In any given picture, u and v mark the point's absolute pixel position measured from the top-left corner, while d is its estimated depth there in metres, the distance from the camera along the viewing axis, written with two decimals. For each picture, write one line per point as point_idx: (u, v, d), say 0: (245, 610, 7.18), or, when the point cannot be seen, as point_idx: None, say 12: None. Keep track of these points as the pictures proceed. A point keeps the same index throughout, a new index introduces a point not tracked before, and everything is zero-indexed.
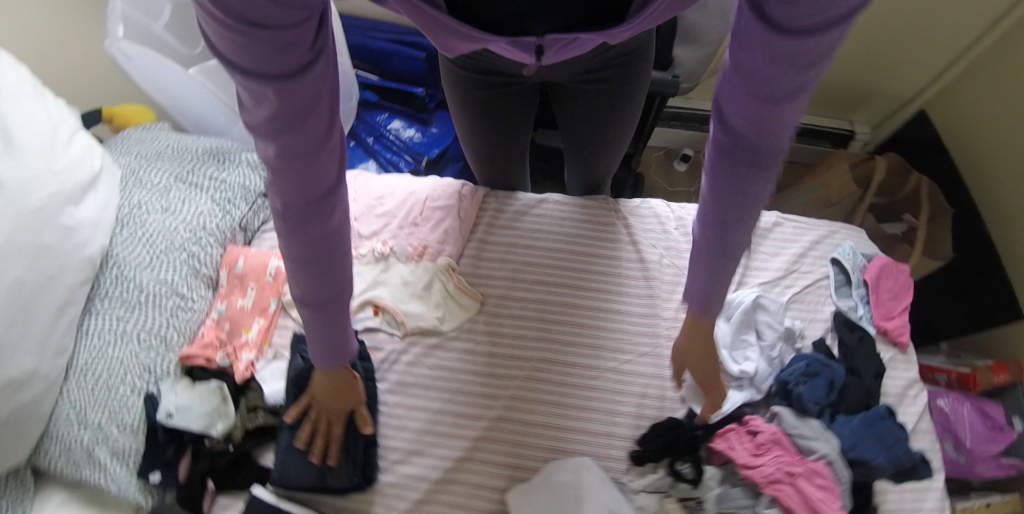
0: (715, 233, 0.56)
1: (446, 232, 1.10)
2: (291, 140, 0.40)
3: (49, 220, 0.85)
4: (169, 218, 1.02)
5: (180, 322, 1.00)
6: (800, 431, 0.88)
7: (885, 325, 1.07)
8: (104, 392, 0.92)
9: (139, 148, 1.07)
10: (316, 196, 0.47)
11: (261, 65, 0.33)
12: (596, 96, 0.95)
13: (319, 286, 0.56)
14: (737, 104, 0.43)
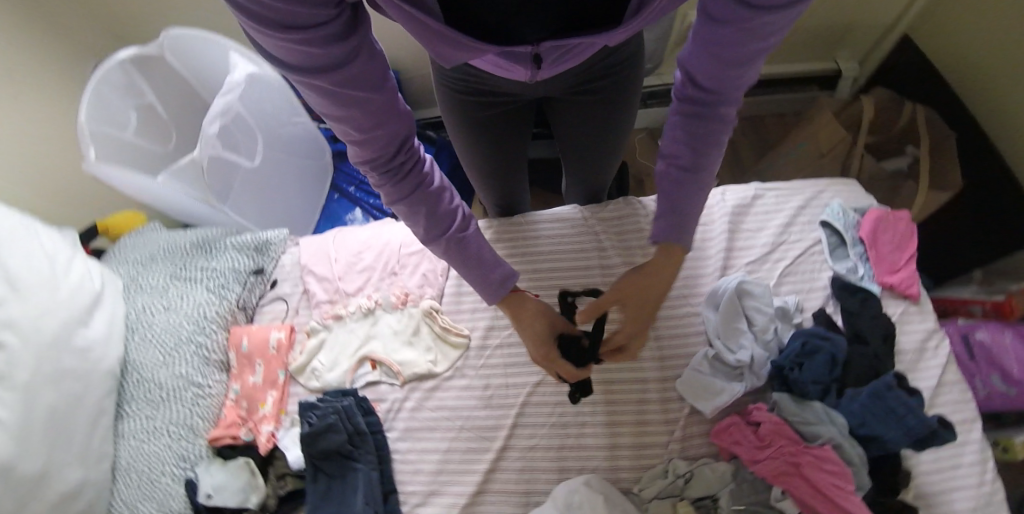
0: (688, 152, 0.61)
1: (424, 275, 1.15)
2: (361, 112, 0.48)
3: (69, 345, 0.91)
4: (172, 316, 1.09)
5: (202, 409, 1.05)
6: (802, 417, 0.88)
7: (889, 280, 1.02)
8: (148, 486, 0.98)
9: (135, 255, 1.15)
10: (394, 151, 0.55)
11: (308, 60, 0.41)
12: (590, 106, 0.91)
13: (432, 216, 0.62)
14: (728, 34, 0.47)
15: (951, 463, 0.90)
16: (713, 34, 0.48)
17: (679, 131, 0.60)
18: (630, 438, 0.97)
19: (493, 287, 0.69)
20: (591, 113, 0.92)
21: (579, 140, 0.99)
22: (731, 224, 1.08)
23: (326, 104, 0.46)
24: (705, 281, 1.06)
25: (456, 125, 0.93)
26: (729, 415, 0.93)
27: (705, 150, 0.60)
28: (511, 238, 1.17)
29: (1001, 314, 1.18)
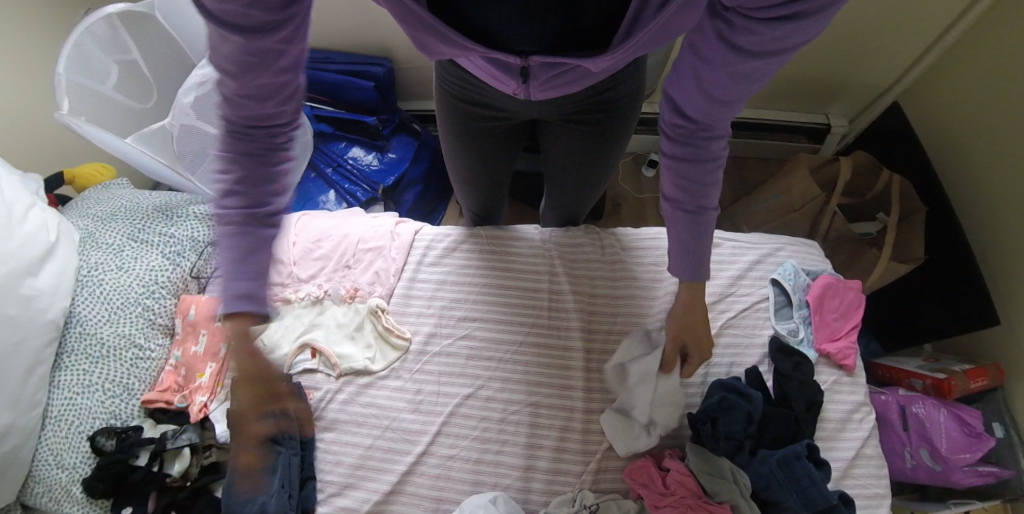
0: (687, 180, 0.62)
1: (376, 273, 1.17)
2: (249, 76, 0.44)
3: (10, 289, 0.89)
4: (123, 276, 1.07)
5: (140, 371, 1.07)
6: (706, 471, 0.93)
7: (828, 347, 1.03)
8: (75, 437, 0.98)
9: (96, 209, 1.13)
10: (262, 120, 0.49)
11: (225, 12, 0.39)
12: (579, 137, 0.91)
13: (257, 200, 0.52)
14: (715, 66, 0.49)
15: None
16: (705, 72, 0.51)
17: (677, 169, 0.62)
18: (546, 461, 1.01)
19: (239, 303, 0.53)
20: (579, 142, 0.93)
21: (563, 165, 1.00)
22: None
23: (217, 54, 0.43)
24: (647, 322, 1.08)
25: (447, 122, 0.92)
26: (642, 458, 0.97)
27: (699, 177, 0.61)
28: (476, 248, 1.17)
29: (941, 392, 1.14)
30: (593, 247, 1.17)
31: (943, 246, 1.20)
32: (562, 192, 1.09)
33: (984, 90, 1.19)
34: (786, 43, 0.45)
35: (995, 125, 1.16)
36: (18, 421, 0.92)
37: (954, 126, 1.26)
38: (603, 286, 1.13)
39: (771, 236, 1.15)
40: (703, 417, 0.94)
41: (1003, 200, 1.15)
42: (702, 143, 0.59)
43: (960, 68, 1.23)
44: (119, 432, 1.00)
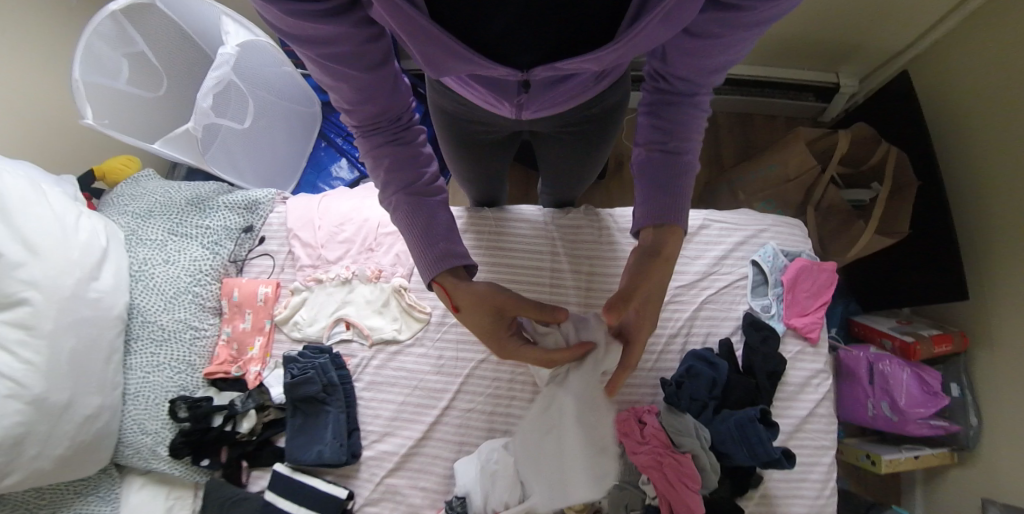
0: (664, 127, 0.65)
1: (398, 256, 1.28)
2: (351, 87, 0.61)
3: (82, 297, 1.02)
4: (171, 268, 1.20)
5: (199, 348, 1.21)
6: (676, 428, 1.07)
7: (795, 321, 1.15)
8: (154, 408, 1.16)
9: (133, 206, 1.23)
10: (367, 109, 0.65)
11: (301, 30, 0.53)
12: (572, 142, 0.96)
13: (402, 173, 0.70)
14: (697, 29, 0.54)
15: (801, 476, 1.10)
16: (687, 39, 0.55)
17: (657, 117, 0.66)
18: None
19: (438, 258, 0.71)
20: (573, 144, 0.96)
21: (557, 160, 1.04)
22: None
23: (322, 75, 0.60)
24: None
25: (445, 135, 0.97)
26: (628, 411, 1.09)
27: (674, 137, 0.65)
28: (481, 231, 1.24)
29: (907, 354, 1.28)
30: (591, 230, 1.24)
31: (929, 218, 1.27)
32: (558, 179, 1.13)
33: (991, 63, 1.19)
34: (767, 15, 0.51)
35: (991, 100, 1.20)
36: (106, 401, 1.08)
37: (954, 98, 1.29)
38: (598, 267, 1.22)
39: (759, 215, 1.22)
40: (673, 383, 1.09)
41: (994, 178, 1.20)
42: (686, 99, 0.64)
43: (973, 36, 1.22)
44: (191, 401, 1.17)
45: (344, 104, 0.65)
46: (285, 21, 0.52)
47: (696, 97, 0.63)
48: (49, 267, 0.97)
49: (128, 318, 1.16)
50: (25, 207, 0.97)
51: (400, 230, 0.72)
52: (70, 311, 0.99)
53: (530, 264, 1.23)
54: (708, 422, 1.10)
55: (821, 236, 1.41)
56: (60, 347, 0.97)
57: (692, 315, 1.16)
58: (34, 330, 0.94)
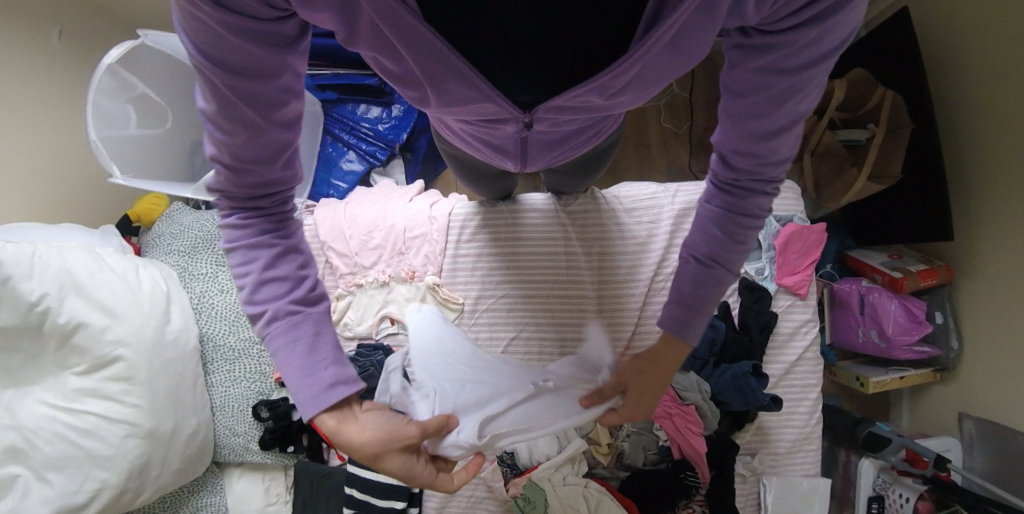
0: (727, 229, 0.57)
1: (426, 256, 1.37)
2: (244, 134, 0.44)
3: (164, 341, 1.17)
4: (228, 295, 1.32)
5: (266, 357, 1.36)
6: (682, 385, 1.21)
7: (786, 280, 1.26)
8: (241, 414, 1.34)
9: (176, 244, 1.33)
10: (246, 179, 0.48)
11: (212, 45, 0.39)
12: (573, 171, 1.03)
13: (270, 278, 0.51)
14: (740, 82, 0.47)
15: (790, 409, 1.25)
16: (738, 93, 0.48)
17: (721, 206, 0.57)
18: None
19: (320, 397, 0.52)
20: (576, 168, 1.00)
21: (561, 178, 1.10)
22: (672, 227, 1.31)
23: (211, 105, 0.43)
24: (646, 271, 1.30)
25: (457, 167, 1.04)
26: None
27: (742, 226, 0.56)
28: (495, 222, 1.33)
29: (894, 287, 1.39)
30: (599, 213, 1.32)
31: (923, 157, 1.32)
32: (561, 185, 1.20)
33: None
34: (818, 52, 0.43)
35: (988, 37, 1.20)
36: (201, 417, 1.26)
37: (952, 33, 1.28)
38: (607, 246, 1.32)
39: None
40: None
41: (985, 114, 1.24)
42: (751, 188, 0.55)
43: None
44: (270, 403, 1.32)
45: (216, 153, 0.46)
46: (197, 30, 0.38)
47: (767, 173, 0.53)
48: (128, 323, 1.11)
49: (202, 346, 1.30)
50: (93, 276, 1.10)
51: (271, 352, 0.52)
52: (157, 355, 1.14)
53: (545, 252, 1.32)
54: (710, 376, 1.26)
55: (817, 179, 1.45)
56: (156, 385, 1.13)
57: None
58: (133, 379, 1.09)
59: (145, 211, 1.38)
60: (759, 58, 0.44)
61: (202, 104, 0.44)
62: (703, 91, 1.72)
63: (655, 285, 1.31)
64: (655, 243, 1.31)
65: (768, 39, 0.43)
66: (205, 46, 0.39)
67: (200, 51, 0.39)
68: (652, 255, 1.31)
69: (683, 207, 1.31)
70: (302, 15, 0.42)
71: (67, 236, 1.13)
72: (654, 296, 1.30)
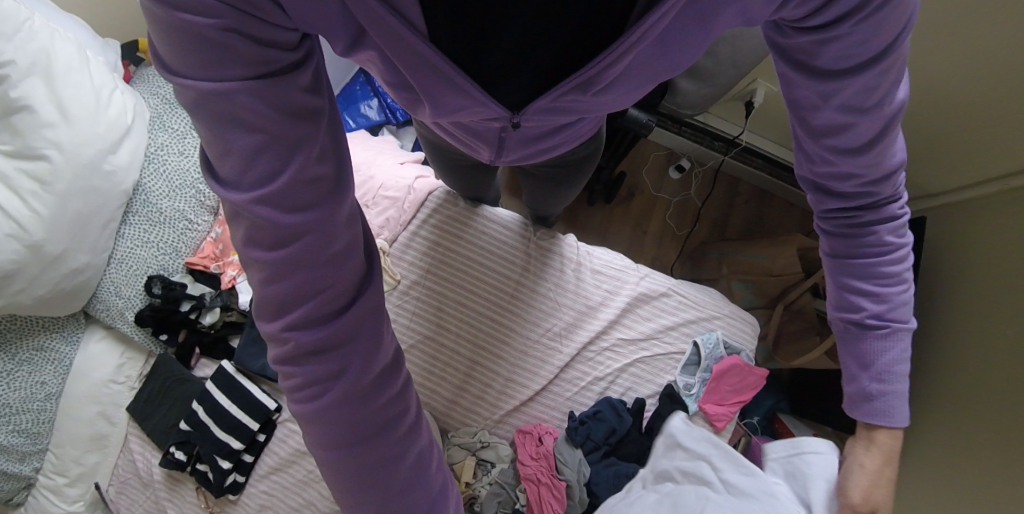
0: (873, 275, 0.58)
1: (387, 219, 1.33)
2: (288, 179, 0.37)
3: (99, 170, 1.11)
4: (184, 161, 1.28)
5: (187, 239, 1.31)
6: (563, 458, 1.16)
7: (709, 407, 1.20)
8: (133, 279, 1.27)
9: (165, 91, 1.29)
10: (316, 310, 0.41)
11: (211, 70, 0.33)
12: (549, 176, 1.02)
13: (383, 435, 0.47)
14: (809, 90, 0.48)
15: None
16: (819, 111, 0.49)
17: (832, 243, 0.61)
18: (464, 411, 1.26)
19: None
20: (545, 177, 1.03)
21: (535, 188, 1.11)
22: (627, 305, 1.26)
23: (235, 165, 0.37)
24: (583, 334, 1.25)
25: (431, 150, 1.02)
26: (534, 425, 1.22)
27: (864, 258, 0.58)
28: (462, 221, 1.31)
29: None
30: (561, 255, 1.29)
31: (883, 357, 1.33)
32: (536, 202, 1.19)
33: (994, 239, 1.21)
34: (877, 47, 0.42)
35: (978, 271, 1.23)
36: (93, 261, 1.18)
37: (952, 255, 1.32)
38: (554, 292, 1.28)
39: (720, 302, 1.28)
40: (577, 420, 1.19)
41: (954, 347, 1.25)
42: (875, 222, 0.57)
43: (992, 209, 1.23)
44: (166, 282, 1.27)
45: (258, 238, 0.38)
46: (197, 53, 0.32)
47: (876, 193, 0.55)
48: (75, 134, 1.05)
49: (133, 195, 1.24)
50: (67, 73, 1.06)
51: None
52: (84, 179, 1.08)
53: (497, 267, 1.29)
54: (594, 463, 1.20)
55: (779, 333, 1.45)
56: (67, 206, 1.06)
57: (619, 371, 1.24)
58: (47, 186, 1.02)
59: None
60: (819, 54, 0.45)
61: (225, 172, 0.37)
62: (715, 209, 1.73)
63: (583, 355, 1.25)
64: (603, 318, 1.25)
65: (822, 32, 0.43)
66: (205, 77, 0.33)
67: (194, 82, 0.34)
68: (596, 325, 1.25)
69: (642, 293, 1.26)
70: (305, 24, 0.37)
71: (62, 26, 1.09)
72: (576, 361, 1.25)
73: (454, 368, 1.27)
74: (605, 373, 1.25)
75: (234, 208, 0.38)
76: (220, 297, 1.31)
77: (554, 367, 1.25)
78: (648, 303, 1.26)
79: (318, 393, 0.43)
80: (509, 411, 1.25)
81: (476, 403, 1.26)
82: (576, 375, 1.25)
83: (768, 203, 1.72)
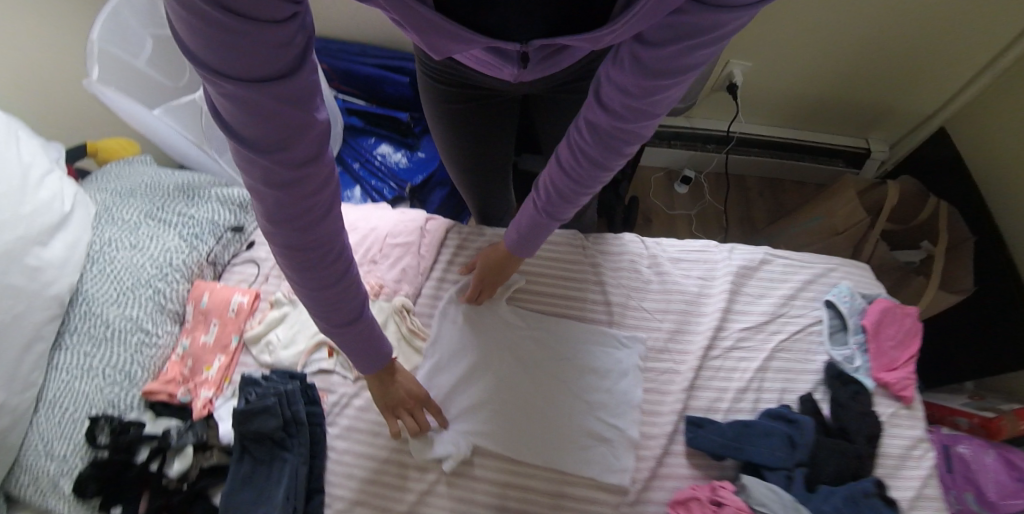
0: (602, 144, 0.57)
1: (404, 271, 1.08)
2: (288, 145, 0.39)
3: (20, 263, 0.83)
4: (137, 254, 1.01)
5: (143, 358, 0.98)
6: (767, 507, 0.81)
7: (885, 376, 0.95)
8: (71, 424, 0.90)
9: (114, 184, 1.08)
10: (304, 222, 0.47)
11: (240, 67, 0.32)
12: (577, 106, 0.85)
13: (340, 305, 0.58)
14: (620, 81, 0.51)
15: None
16: (609, 98, 0.54)
17: (566, 171, 0.63)
18: (575, 490, 0.91)
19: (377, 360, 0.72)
20: (573, 119, 0.87)
21: (559, 148, 0.95)
22: (732, 287, 1.03)
23: (242, 125, 0.37)
24: (694, 338, 1.00)
25: (433, 112, 0.84)
26: (692, 488, 0.88)
27: (583, 188, 0.64)
28: (499, 248, 1.09)
29: (987, 433, 1.09)
30: (628, 254, 1.08)
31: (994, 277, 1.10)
32: (567, 175, 1.02)
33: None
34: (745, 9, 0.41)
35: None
36: (10, 402, 0.83)
37: (994, 150, 1.15)
38: (636, 294, 1.04)
39: (823, 255, 1.08)
40: (733, 443, 0.89)
41: None
42: (620, 125, 0.55)
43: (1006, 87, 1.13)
44: (118, 420, 0.91)
45: (270, 177, 0.41)
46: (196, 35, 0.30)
47: (613, 160, 0.60)
48: None
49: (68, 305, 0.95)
50: None
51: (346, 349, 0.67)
52: None
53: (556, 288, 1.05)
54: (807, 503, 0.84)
55: None
56: None
57: (754, 370, 0.97)
58: None
59: (108, 150, 1.15)
60: (648, 56, 0.47)
61: (242, 132, 0.38)
62: (737, 210, 1.52)
63: (701, 364, 0.98)
64: (710, 310, 1.02)
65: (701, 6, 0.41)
66: (225, 78, 0.32)
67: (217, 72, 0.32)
68: (705, 322, 1.01)
69: (741, 266, 1.04)
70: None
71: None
72: (702, 379, 0.97)
73: (547, 426, 0.94)
74: (733, 374, 0.97)
75: (245, 157, 0.39)
76: (196, 426, 0.95)
77: (677, 389, 0.96)
78: (757, 280, 1.04)
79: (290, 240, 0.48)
80: (647, 475, 0.91)
81: (588, 464, 0.92)
82: (710, 396, 0.96)
83: (780, 186, 1.55)
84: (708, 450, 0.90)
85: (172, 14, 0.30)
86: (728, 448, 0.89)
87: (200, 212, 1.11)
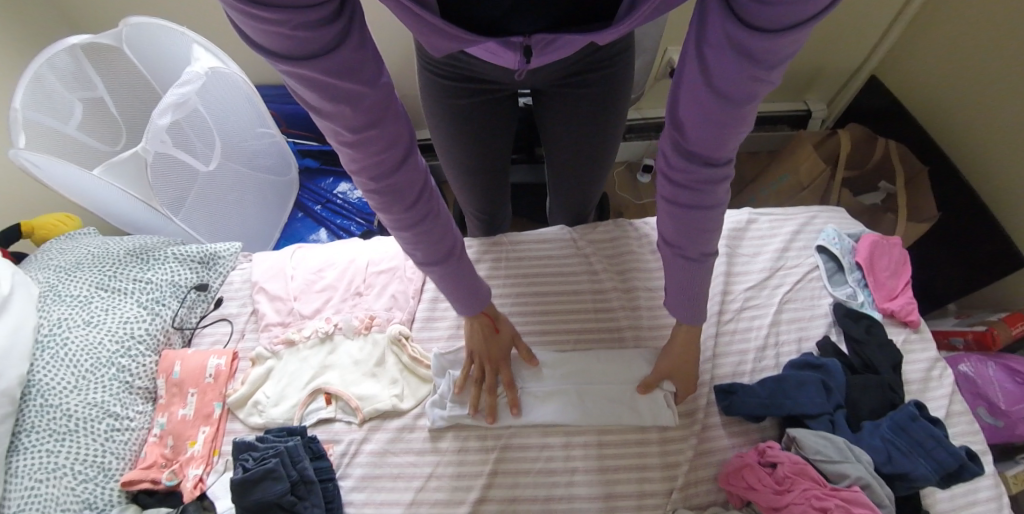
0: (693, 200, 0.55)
1: (393, 297, 1.02)
2: (352, 107, 0.44)
3: None
4: (93, 332, 0.93)
5: (117, 446, 0.88)
6: (824, 454, 0.79)
7: (888, 306, 0.97)
8: None
9: (60, 259, 1.01)
10: (389, 159, 0.51)
11: (295, 47, 0.38)
12: (575, 109, 0.92)
13: (435, 240, 0.60)
14: (701, 112, 0.49)
15: (967, 501, 0.85)
16: (694, 128, 0.51)
17: (677, 207, 0.57)
18: (621, 488, 0.86)
19: (474, 298, 0.71)
20: (572, 114, 0.93)
21: (561, 154, 1.02)
22: (727, 249, 1.03)
23: (315, 98, 0.43)
24: (704, 309, 0.98)
25: (440, 98, 0.94)
26: (738, 456, 0.84)
27: (699, 237, 0.58)
28: (495, 257, 1.05)
29: (983, 345, 1.11)
30: (623, 240, 1.06)
31: (953, 201, 1.15)
32: (561, 185, 1.11)
33: (951, 51, 1.17)
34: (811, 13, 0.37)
35: (967, 83, 1.15)
36: None
37: (921, 92, 1.25)
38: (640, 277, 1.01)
39: (801, 207, 1.11)
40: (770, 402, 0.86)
41: (1002, 155, 1.10)
42: (705, 181, 0.54)
43: (926, 26, 1.21)
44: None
45: (347, 130, 0.46)
46: (258, 29, 0.36)
47: (717, 182, 0.54)
48: None
49: (22, 398, 0.87)
50: None
51: (439, 286, 0.67)
52: None
53: (556, 285, 1.02)
54: (854, 442, 0.82)
55: None
56: None
57: (769, 326, 0.96)
58: None
59: (45, 228, 1.06)
60: (723, 83, 0.45)
61: (311, 102, 0.44)
62: None
63: (718, 330, 0.96)
64: (712, 275, 1.01)
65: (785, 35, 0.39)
66: (286, 54, 0.39)
67: (280, 58, 0.39)
68: (709, 286, 1.00)
69: (730, 228, 1.05)
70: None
71: None
72: (721, 346, 0.95)
73: (577, 430, 0.90)
74: (751, 335, 0.96)
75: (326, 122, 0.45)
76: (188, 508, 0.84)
77: (699, 361, 0.93)
78: (751, 239, 1.05)
79: (379, 200, 0.53)
80: (692, 456, 0.87)
81: (627, 456, 0.88)
82: (734, 361, 0.94)
83: (733, 159, 1.55)
84: (741, 414, 0.87)
85: (235, 15, 0.36)
86: (764, 407, 0.86)
87: (158, 276, 1.03)
